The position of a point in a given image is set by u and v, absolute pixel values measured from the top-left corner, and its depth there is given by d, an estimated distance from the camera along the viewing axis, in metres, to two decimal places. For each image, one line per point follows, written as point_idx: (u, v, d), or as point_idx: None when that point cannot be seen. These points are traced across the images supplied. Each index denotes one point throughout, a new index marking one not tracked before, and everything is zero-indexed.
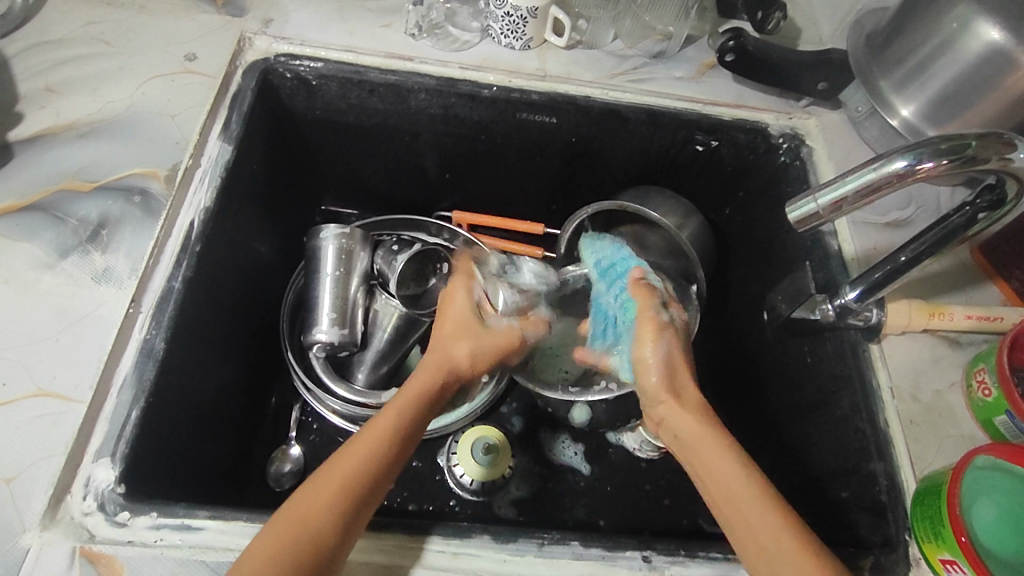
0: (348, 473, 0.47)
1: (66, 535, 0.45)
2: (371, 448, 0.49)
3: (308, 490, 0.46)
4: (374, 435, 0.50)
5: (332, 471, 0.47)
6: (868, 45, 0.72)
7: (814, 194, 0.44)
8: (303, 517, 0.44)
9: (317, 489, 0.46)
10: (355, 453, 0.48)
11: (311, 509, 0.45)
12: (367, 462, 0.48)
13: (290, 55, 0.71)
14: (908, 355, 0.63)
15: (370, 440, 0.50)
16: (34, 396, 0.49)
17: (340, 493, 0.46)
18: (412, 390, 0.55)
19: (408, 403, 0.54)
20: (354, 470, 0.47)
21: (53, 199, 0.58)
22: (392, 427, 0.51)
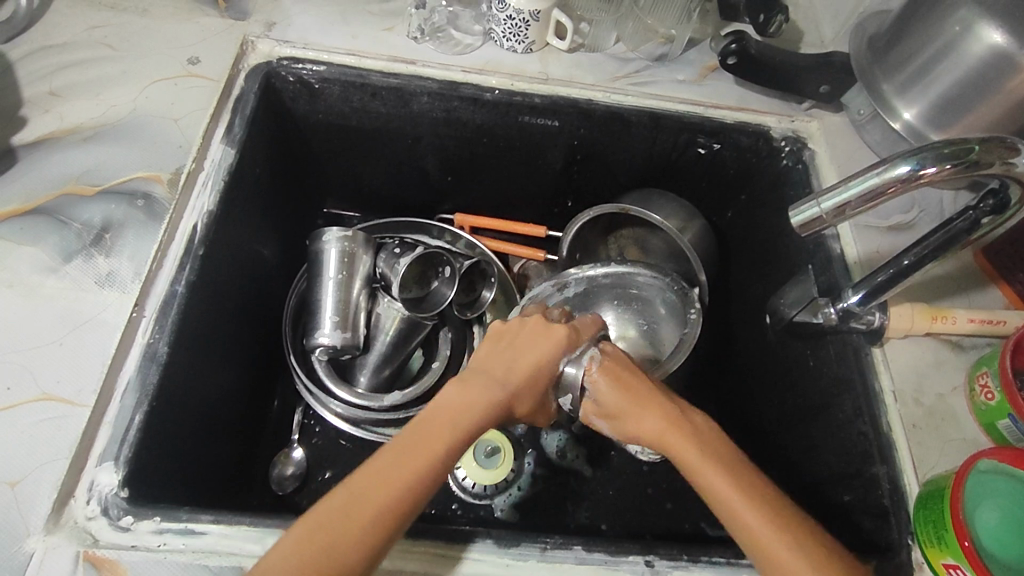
0: (385, 506, 0.41)
1: (70, 539, 0.45)
2: (416, 478, 0.43)
3: (339, 511, 0.41)
4: (423, 459, 0.44)
5: (370, 494, 0.41)
6: (870, 48, 0.72)
7: (817, 199, 0.44)
8: (330, 548, 0.39)
9: (350, 513, 0.41)
10: (396, 480, 0.42)
11: (340, 541, 0.40)
12: (408, 494, 0.42)
13: (293, 58, 0.71)
14: (911, 359, 0.62)
15: (416, 465, 0.43)
16: (38, 400, 0.49)
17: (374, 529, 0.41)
18: (476, 410, 0.48)
19: (467, 424, 0.47)
20: (391, 502, 0.42)
21: (57, 203, 0.58)
22: (441, 450, 0.45)
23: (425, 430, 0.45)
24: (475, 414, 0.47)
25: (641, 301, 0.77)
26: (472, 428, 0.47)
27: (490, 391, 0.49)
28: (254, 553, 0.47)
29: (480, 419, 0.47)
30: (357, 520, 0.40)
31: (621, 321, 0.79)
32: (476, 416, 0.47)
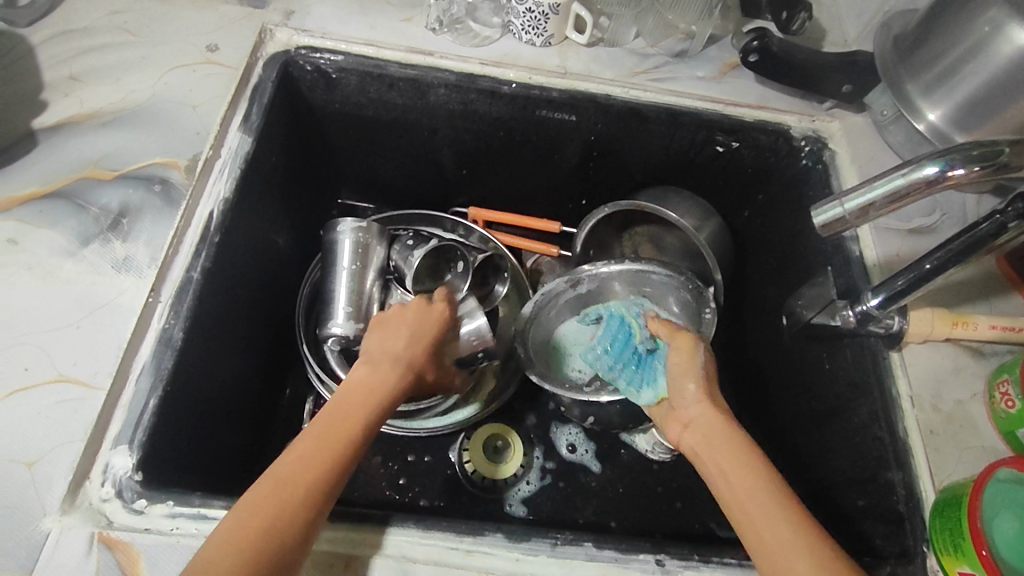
0: (304, 482, 0.45)
1: (85, 521, 0.45)
2: (331, 451, 0.47)
3: (263, 495, 0.43)
4: (333, 433, 0.48)
5: (293, 472, 0.45)
6: (896, 48, 0.71)
7: (841, 199, 0.43)
8: (261, 526, 0.42)
9: (277, 495, 0.44)
10: (314, 457, 0.46)
11: (273, 517, 0.42)
12: (325, 467, 0.46)
13: (311, 47, 0.71)
14: (929, 364, 0.62)
15: (329, 442, 0.47)
16: (54, 382, 0.49)
17: (299, 503, 0.44)
18: (372, 388, 0.52)
19: (372, 394, 0.51)
20: (309, 479, 0.45)
21: (75, 187, 0.58)
22: (352, 425, 0.49)
23: (326, 420, 0.49)
24: (368, 388, 0.52)
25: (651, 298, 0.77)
26: (374, 402, 0.51)
27: (391, 370, 0.54)
28: None
29: (379, 394, 0.52)
30: (281, 498, 0.43)
31: None
32: (377, 388, 0.52)
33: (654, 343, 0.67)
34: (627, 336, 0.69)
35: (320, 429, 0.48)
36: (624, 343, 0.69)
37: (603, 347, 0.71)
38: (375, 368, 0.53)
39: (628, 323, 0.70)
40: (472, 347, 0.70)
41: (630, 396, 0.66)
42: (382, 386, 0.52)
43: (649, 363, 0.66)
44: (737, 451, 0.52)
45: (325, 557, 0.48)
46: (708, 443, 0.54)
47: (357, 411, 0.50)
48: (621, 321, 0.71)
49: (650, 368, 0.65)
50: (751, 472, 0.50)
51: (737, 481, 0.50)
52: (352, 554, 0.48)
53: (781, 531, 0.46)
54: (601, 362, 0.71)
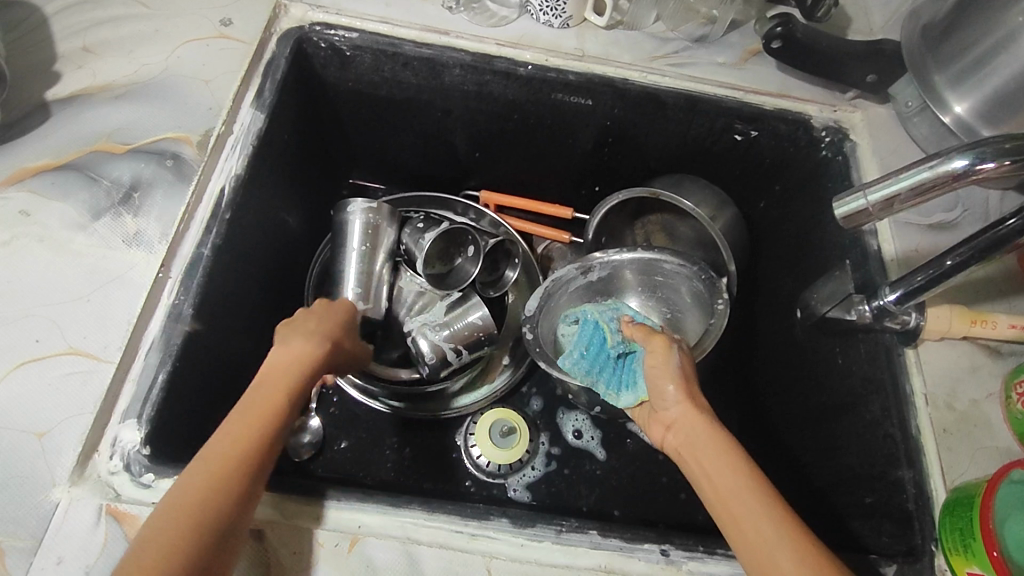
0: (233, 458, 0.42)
1: (93, 492, 0.46)
2: (257, 425, 0.44)
3: (193, 479, 0.40)
4: (257, 406, 0.45)
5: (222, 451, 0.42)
6: (924, 37, 0.69)
7: (864, 191, 0.42)
8: (192, 510, 0.39)
9: (207, 475, 0.41)
10: (242, 433, 0.43)
11: (209, 492, 0.40)
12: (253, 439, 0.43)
13: (326, 24, 0.70)
14: (945, 362, 0.61)
15: (255, 417, 0.45)
16: (65, 354, 0.50)
17: (231, 480, 0.41)
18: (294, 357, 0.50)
19: (297, 363, 0.50)
20: (239, 457, 0.42)
21: (87, 160, 0.58)
22: (277, 394, 0.47)
23: (248, 396, 0.47)
24: (288, 358, 0.50)
25: (664, 288, 0.77)
26: (293, 373, 0.49)
27: (312, 342, 0.52)
28: None
29: (294, 366, 0.49)
30: (214, 478, 0.41)
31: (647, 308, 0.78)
32: (299, 358, 0.50)
33: (630, 347, 0.65)
34: (602, 340, 0.66)
35: (243, 406, 0.45)
36: (599, 347, 0.66)
37: (579, 350, 0.67)
38: (291, 340, 0.51)
39: (603, 327, 0.66)
40: (473, 334, 0.69)
41: (610, 400, 0.64)
42: (304, 356, 0.50)
43: (628, 366, 0.64)
44: (720, 455, 0.51)
45: (332, 536, 0.48)
46: (692, 446, 0.53)
47: (281, 381, 0.48)
48: (596, 324, 0.67)
49: (629, 371, 0.64)
50: (733, 473, 0.49)
51: (721, 482, 0.49)
52: (357, 534, 0.49)
53: (764, 531, 0.45)
54: (575, 366, 0.67)
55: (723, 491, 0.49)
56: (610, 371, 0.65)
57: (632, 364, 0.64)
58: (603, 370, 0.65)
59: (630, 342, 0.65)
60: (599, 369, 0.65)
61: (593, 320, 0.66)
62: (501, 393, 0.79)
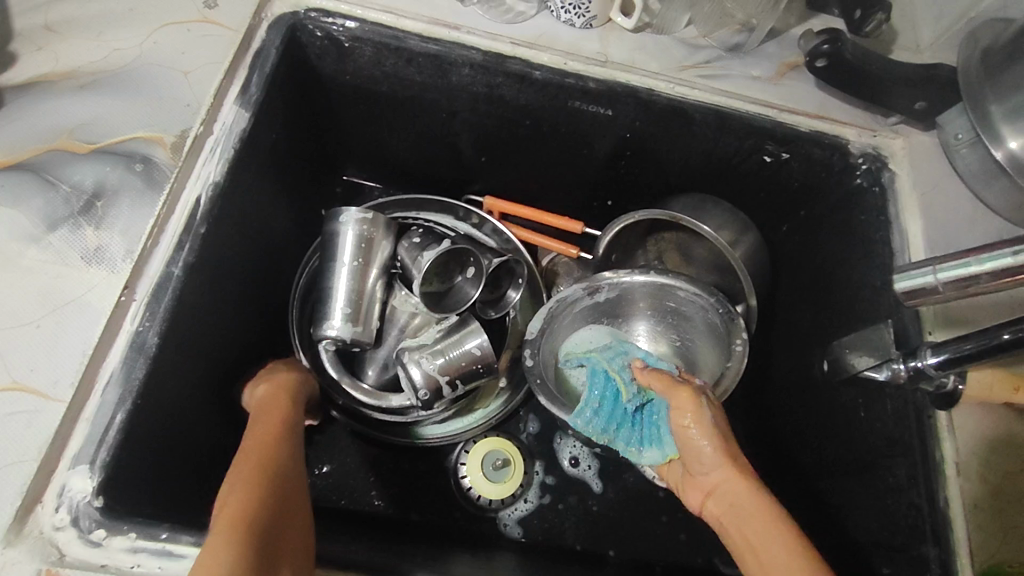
0: (277, 463, 0.44)
1: (34, 552, 0.40)
2: (278, 437, 0.47)
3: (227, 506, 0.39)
4: (273, 422, 0.49)
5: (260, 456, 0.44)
6: (984, 64, 0.62)
7: (934, 267, 0.37)
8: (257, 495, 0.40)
9: (255, 476, 0.42)
10: (271, 448, 0.45)
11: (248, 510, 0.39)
12: (286, 450, 0.46)
13: (322, 11, 0.63)
14: (982, 429, 0.56)
15: (275, 435, 0.47)
16: (9, 390, 0.44)
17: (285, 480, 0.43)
18: (283, 383, 0.55)
19: (285, 391, 0.55)
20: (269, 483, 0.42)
21: (44, 160, 0.51)
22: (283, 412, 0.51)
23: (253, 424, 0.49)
24: (281, 387, 0.55)
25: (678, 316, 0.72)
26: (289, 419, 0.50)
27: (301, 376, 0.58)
28: None
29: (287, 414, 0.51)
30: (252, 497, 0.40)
31: (654, 334, 0.74)
32: (288, 386, 0.55)
33: (646, 397, 0.61)
34: (616, 394, 0.62)
35: (263, 428, 0.48)
36: (613, 402, 0.62)
37: (592, 408, 0.62)
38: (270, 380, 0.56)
39: (615, 378, 0.62)
40: (470, 365, 0.64)
41: (634, 458, 0.62)
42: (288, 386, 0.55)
43: (647, 419, 0.61)
44: (767, 526, 0.45)
45: None
46: (735, 516, 0.48)
47: (284, 406, 0.52)
48: (607, 375, 0.63)
49: (650, 424, 0.61)
50: (783, 546, 0.43)
51: (767, 560, 0.44)
52: None
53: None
54: (588, 425, 0.62)
55: (769, 566, 0.43)
56: (629, 428, 0.62)
57: (651, 415, 0.61)
58: (622, 429, 0.62)
59: (646, 392, 0.61)
60: (618, 426, 0.61)
61: (605, 372, 0.62)
62: (496, 421, 0.74)
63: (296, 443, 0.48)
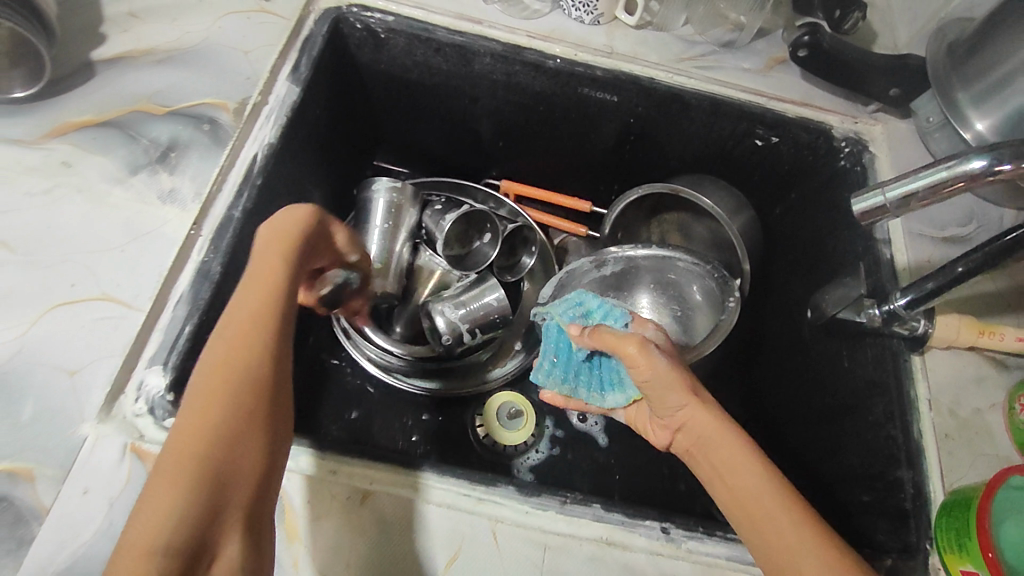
0: (239, 369, 0.41)
1: (120, 431, 0.47)
2: (256, 326, 0.43)
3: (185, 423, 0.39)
4: (256, 306, 0.44)
5: (224, 360, 0.41)
6: (950, 55, 0.69)
7: (883, 187, 0.43)
8: (211, 412, 0.39)
9: (213, 389, 0.40)
10: (236, 343, 0.42)
11: (205, 432, 0.38)
12: (257, 342, 0.42)
13: (363, 6, 0.72)
14: (952, 371, 0.62)
15: (255, 311, 0.44)
16: (97, 300, 0.52)
17: (247, 378, 0.41)
18: (295, 223, 0.50)
19: (282, 242, 0.49)
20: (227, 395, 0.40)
21: (128, 119, 0.60)
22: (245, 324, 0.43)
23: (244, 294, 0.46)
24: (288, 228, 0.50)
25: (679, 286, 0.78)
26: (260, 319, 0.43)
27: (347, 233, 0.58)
28: None
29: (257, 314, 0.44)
30: (207, 415, 0.39)
31: (658, 307, 0.80)
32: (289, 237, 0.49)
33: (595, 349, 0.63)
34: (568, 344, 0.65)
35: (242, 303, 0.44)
36: (567, 354, 0.65)
37: (549, 361, 0.66)
38: (273, 223, 0.50)
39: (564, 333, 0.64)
40: (489, 316, 0.71)
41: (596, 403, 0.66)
42: (291, 241, 0.49)
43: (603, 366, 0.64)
44: (737, 455, 0.49)
45: (352, 489, 0.50)
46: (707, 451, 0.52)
47: (284, 256, 0.48)
48: (558, 328, 0.65)
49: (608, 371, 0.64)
50: (756, 480, 0.47)
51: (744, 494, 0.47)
52: (369, 489, 0.50)
53: (787, 535, 0.44)
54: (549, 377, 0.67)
55: (745, 500, 0.47)
56: (587, 374, 0.65)
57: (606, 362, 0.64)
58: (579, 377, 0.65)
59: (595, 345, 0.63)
60: (575, 376, 0.65)
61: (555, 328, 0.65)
62: (511, 377, 0.80)
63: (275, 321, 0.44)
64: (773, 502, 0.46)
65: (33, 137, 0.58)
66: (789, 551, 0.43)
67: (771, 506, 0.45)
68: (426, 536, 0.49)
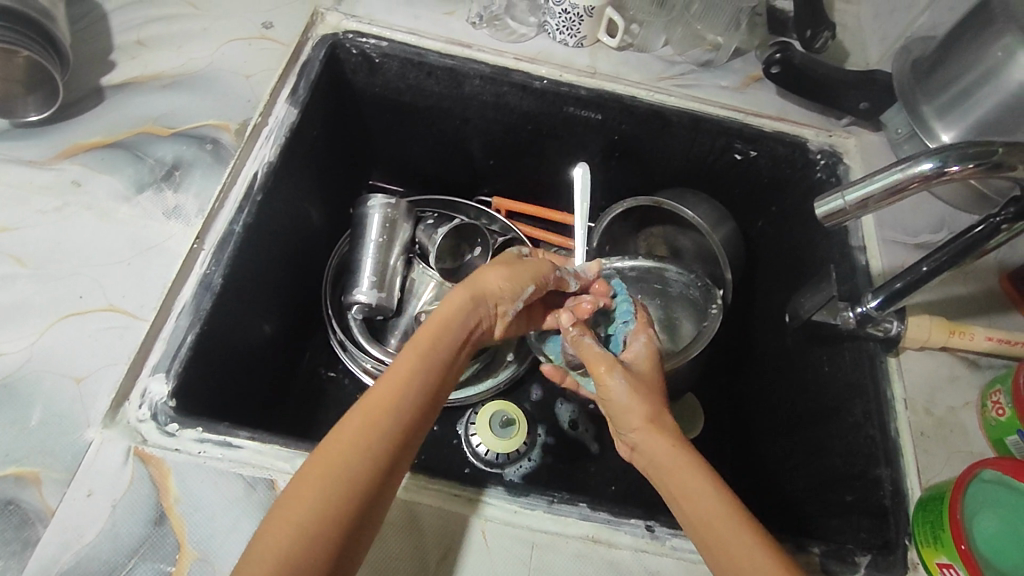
0: (359, 462, 0.45)
1: (123, 435, 0.49)
2: (380, 418, 0.47)
3: (295, 503, 0.43)
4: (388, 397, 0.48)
5: (329, 459, 0.44)
6: (914, 71, 0.72)
7: (842, 191, 0.46)
8: (319, 500, 0.43)
9: (323, 478, 0.44)
10: (345, 450, 0.45)
11: (303, 520, 0.42)
12: (375, 446, 0.46)
13: (358, 32, 0.76)
14: (926, 371, 0.64)
15: (373, 420, 0.47)
16: (104, 310, 0.54)
17: (356, 470, 0.44)
18: (442, 321, 0.55)
19: (415, 352, 0.52)
20: (334, 485, 0.43)
21: (135, 141, 0.63)
22: (377, 413, 0.47)
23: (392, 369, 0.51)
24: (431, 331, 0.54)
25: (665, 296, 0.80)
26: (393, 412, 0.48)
27: (513, 268, 0.61)
28: (262, 465, 0.50)
29: (391, 403, 0.48)
30: (312, 499, 0.43)
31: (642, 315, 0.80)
32: (423, 347, 0.52)
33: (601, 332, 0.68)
34: None
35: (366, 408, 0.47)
36: None
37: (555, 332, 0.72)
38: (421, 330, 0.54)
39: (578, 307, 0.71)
40: None
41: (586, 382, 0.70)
42: (438, 333, 0.54)
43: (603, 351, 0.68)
44: (690, 474, 0.50)
45: None
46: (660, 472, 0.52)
47: (423, 354, 0.52)
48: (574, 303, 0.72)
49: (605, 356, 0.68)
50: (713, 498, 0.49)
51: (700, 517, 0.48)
52: None
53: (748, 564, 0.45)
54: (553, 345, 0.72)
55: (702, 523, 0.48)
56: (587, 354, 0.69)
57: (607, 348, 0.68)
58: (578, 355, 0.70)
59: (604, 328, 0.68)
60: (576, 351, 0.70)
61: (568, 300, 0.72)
62: (505, 385, 0.82)
63: (393, 434, 0.47)
64: (731, 522, 0.47)
65: (45, 158, 0.61)
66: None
67: (735, 536, 0.46)
68: (418, 536, 0.51)
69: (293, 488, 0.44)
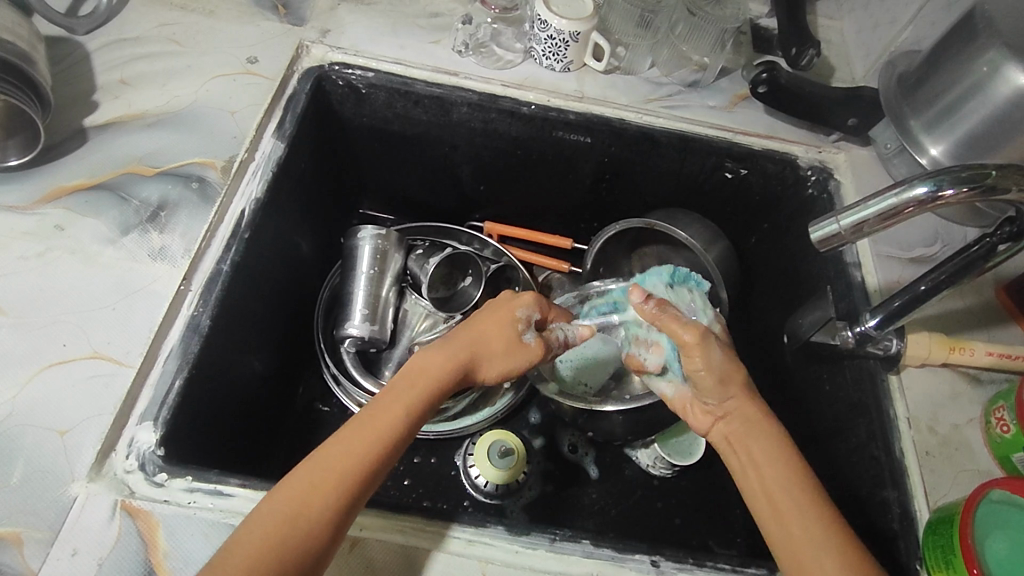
0: (320, 512, 0.45)
1: (110, 489, 0.48)
2: (344, 465, 0.47)
3: (260, 527, 0.44)
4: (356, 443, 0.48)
5: (299, 497, 0.45)
6: (900, 85, 0.72)
7: (837, 216, 0.45)
8: (274, 534, 0.43)
9: (289, 512, 0.44)
10: (324, 479, 0.46)
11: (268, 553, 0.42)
12: (336, 495, 0.46)
13: (344, 64, 0.75)
14: (928, 389, 0.64)
15: (342, 467, 0.47)
16: (89, 358, 0.53)
17: (315, 518, 0.44)
18: (425, 364, 0.54)
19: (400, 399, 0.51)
20: (298, 527, 0.44)
21: (119, 181, 0.63)
22: (343, 462, 0.47)
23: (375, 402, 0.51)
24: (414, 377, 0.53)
25: None
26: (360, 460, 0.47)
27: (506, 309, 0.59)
28: None
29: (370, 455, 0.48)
30: (275, 532, 0.43)
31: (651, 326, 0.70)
32: (409, 389, 0.52)
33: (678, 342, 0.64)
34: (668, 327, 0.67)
35: (324, 455, 0.47)
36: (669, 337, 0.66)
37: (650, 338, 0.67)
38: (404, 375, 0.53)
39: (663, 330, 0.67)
40: None
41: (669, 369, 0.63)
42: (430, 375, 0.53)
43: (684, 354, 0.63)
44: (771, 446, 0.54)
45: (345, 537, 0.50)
46: (744, 442, 0.55)
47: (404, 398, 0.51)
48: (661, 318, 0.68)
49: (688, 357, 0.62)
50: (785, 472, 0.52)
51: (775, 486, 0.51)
52: (358, 535, 0.51)
53: (815, 539, 0.48)
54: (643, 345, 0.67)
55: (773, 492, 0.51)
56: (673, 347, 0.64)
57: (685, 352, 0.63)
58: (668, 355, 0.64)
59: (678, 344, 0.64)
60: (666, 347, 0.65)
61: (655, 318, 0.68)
62: (502, 413, 0.80)
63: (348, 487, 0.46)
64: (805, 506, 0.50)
65: (27, 203, 0.60)
66: (807, 556, 0.47)
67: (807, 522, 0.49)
68: None
69: (255, 515, 0.45)
